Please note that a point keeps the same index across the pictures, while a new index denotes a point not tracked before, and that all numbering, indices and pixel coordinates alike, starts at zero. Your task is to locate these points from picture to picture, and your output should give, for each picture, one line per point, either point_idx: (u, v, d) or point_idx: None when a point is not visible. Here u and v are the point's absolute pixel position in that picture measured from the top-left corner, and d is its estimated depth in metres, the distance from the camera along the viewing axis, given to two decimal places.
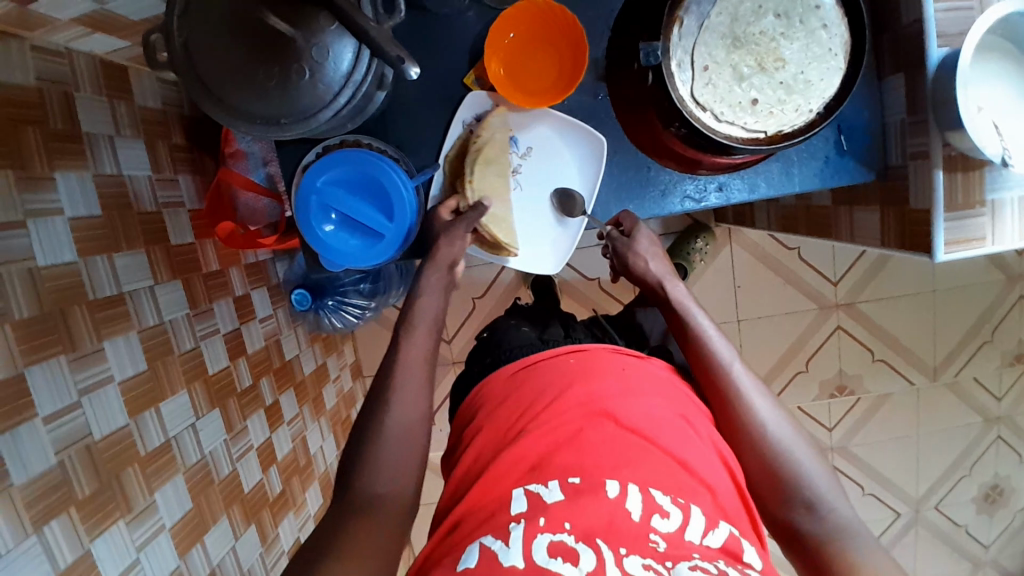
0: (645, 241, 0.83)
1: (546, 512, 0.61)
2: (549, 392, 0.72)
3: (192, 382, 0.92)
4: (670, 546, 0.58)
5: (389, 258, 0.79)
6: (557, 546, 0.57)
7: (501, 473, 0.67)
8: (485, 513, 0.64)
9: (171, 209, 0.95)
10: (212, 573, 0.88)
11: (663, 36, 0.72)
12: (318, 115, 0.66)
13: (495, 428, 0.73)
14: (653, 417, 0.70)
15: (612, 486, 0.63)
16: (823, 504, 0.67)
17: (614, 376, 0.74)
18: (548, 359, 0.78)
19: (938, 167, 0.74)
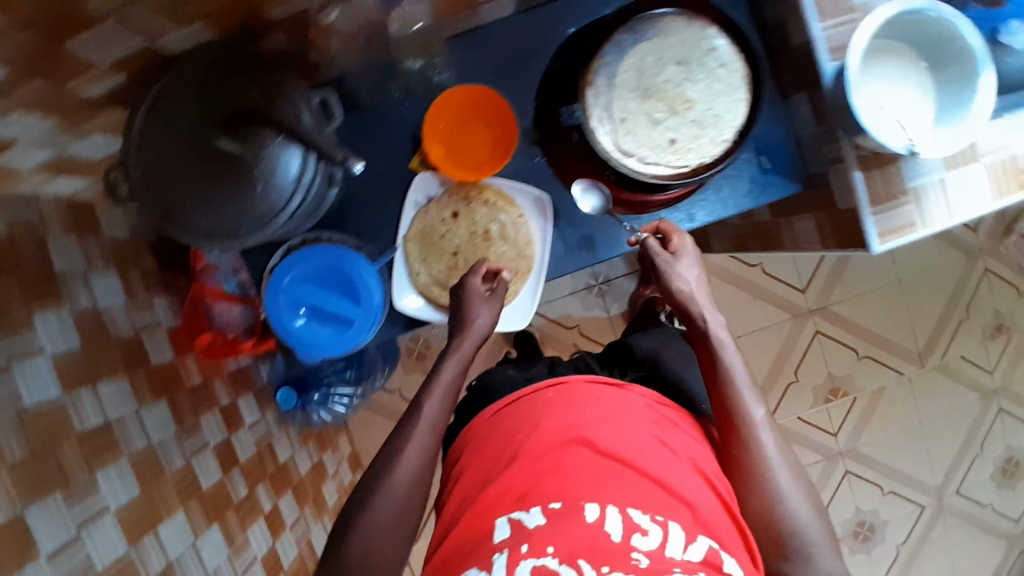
0: (686, 263, 0.82)
1: (529, 538, 0.66)
2: (533, 425, 0.76)
3: (187, 501, 0.91)
4: (653, 561, 0.63)
5: (362, 341, 0.81)
6: (540, 570, 0.62)
7: (490, 504, 0.71)
8: (472, 543, 0.69)
9: (148, 330, 0.97)
10: None
11: (580, 99, 0.79)
12: (272, 223, 0.70)
13: (480, 467, 0.77)
14: (631, 440, 0.73)
15: (591, 510, 0.67)
16: (813, 555, 0.70)
17: (592, 405, 0.77)
18: (528, 395, 0.81)
19: (855, 168, 0.80)
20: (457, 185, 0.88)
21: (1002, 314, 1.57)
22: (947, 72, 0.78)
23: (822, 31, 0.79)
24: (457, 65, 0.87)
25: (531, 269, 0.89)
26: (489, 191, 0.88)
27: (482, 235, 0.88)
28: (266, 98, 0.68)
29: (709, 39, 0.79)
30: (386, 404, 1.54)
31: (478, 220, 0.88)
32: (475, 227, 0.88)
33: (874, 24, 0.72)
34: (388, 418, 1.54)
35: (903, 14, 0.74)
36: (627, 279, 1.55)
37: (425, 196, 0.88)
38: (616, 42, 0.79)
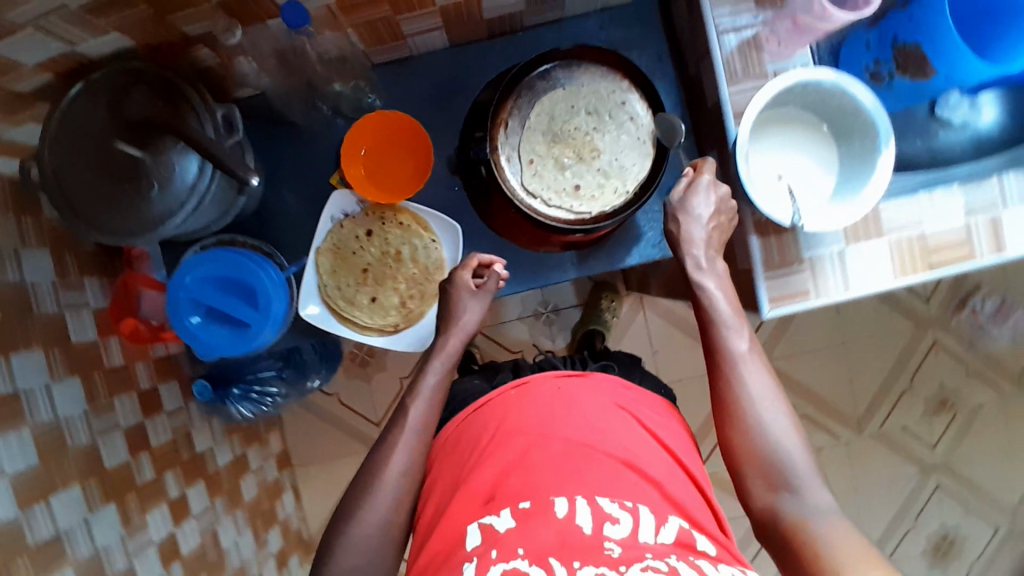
0: (702, 199, 0.80)
1: (499, 542, 0.63)
2: (491, 425, 0.76)
3: (87, 478, 0.96)
4: (625, 550, 0.62)
5: (259, 344, 0.84)
6: (512, 574, 0.59)
7: (456, 512, 0.69)
8: (443, 555, 0.67)
9: (73, 309, 1.01)
10: None
11: (490, 138, 0.82)
12: (166, 224, 0.73)
13: (445, 478, 0.75)
14: (593, 425, 0.74)
15: (560, 505, 0.65)
16: (801, 490, 0.69)
17: (551, 395, 0.77)
18: (492, 398, 0.80)
19: (751, 233, 0.82)
20: (374, 206, 0.90)
21: (947, 389, 1.55)
22: (851, 147, 0.78)
23: (730, 95, 0.82)
24: (385, 91, 0.91)
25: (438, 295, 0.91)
26: (405, 214, 0.90)
27: (393, 256, 0.90)
28: (175, 112, 0.72)
29: (622, 95, 0.82)
30: (324, 407, 1.56)
31: (388, 242, 0.90)
32: (388, 246, 0.90)
33: (768, 94, 0.73)
34: (324, 420, 1.57)
35: (798, 87, 0.75)
36: (574, 310, 1.56)
37: (342, 212, 0.89)
38: (531, 87, 0.82)
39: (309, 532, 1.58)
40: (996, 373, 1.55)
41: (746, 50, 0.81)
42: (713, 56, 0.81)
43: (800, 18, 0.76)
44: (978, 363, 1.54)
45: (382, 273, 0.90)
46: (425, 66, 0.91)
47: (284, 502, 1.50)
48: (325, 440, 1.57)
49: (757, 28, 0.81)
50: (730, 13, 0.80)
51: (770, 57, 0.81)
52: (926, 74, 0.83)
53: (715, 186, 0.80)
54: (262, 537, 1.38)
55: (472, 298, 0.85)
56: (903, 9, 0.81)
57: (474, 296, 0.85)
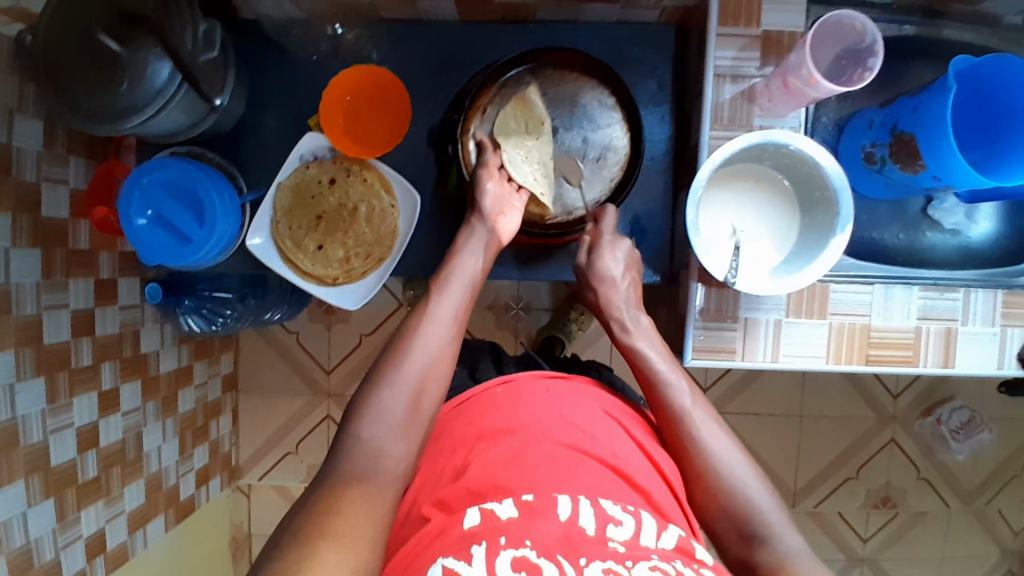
0: (619, 258, 0.82)
1: (502, 531, 0.57)
2: (480, 421, 0.72)
3: (23, 345, 1.00)
4: (630, 549, 0.57)
5: (197, 259, 0.86)
6: (520, 562, 0.53)
7: (451, 501, 0.63)
8: (435, 542, 0.60)
9: (52, 184, 1.05)
10: None
11: (464, 121, 0.84)
12: (126, 119, 0.74)
13: (431, 471, 0.69)
14: (588, 432, 0.70)
15: (563, 503, 0.60)
16: (768, 529, 0.67)
17: (538, 397, 0.75)
18: (476, 393, 0.77)
19: (695, 279, 0.80)
20: (343, 156, 0.90)
21: (893, 488, 1.52)
22: (812, 220, 0.77)
23: (710, 139, 0.81)
24: (386, 50, 0.92)
25: (383, 259, 0.91)
26: (372, 173, 0.91)
27: (349, 210, 0.91)
28: (164, 12, 0.74)
29: (604, 113, 0.84)
30: (281, 342, 1.59)
31: (349, 195, 0.91)
32: (347, 200, 0.91)
33: (743, 144, 0.72)
34: (278, 354, 1.59)
35: (766, 146, 0.74)
36: (543, 314, 1.56)
37: (312, 154, 0.90)
38: (518, 80, 0.84)
39: (237, 459, 1.61)
40: (946, 486, 1.52)
41: (738, 100, 0.81)
42: (705, 93, 0.81)
43: (789, 80, 0.75)
44: (930, 472, 1.51)
45: (332, 223, 0.91)
46: (430, 36, 0.92)
47: (219, 424, 1.53)
48: (275, 374, 1.60)
49: (756, 80, 0.80)
50: (734, 57, 0.81)
51: (760, 112, 0.81)
52: (916, 167, 0.80)
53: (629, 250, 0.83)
54: (188, 450, 1.41)
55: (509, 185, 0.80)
56: (912, 98, 0.80)
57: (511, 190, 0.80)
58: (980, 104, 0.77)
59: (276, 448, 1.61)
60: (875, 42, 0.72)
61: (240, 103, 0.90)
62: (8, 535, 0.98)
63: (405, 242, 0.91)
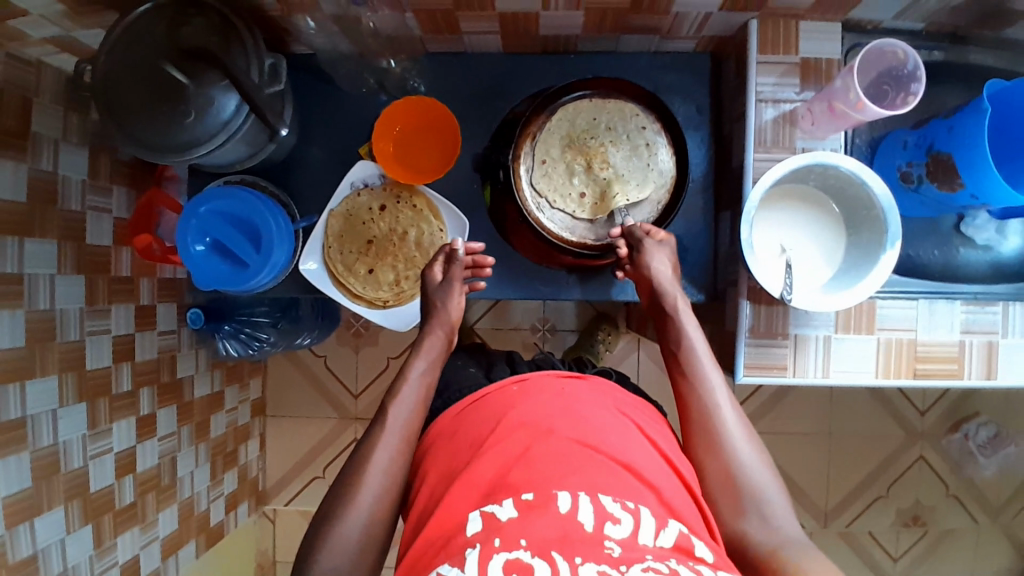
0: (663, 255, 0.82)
1: (499, 532, 0.60)
2: (490, 419, 0.73)
3: (66, 371, 1.01)
4: (625, 549, 0.57)
5: (255, 284, 0.87)
6: (513, 564, 0.56)
7: (456, 500, 0.66)
8: (442, 542, 0.63)
9: (96, 213, 1.07)
10: (32, 556, 0.96)
11: (516, 146, 0.85)
12: (193, 151, 0.77)
13: (443, 469, 0.72)
14: (598, 426, 0.71)
15: (563, 499, 0.61)
16: (771, 522, 0.68)
17: (551, 395, 0.75)
18: (490, 392, 0.78)
19: (744, 297, 0.82)
20: (393, 183, 0.93)
21: (923, 506, 1.51)
22: (859, 237, 0.79)
23: (754, 161, 0.84)
24: (432, 79, 0.95)
25: None
26: (420, 199, 0.93)
27: (399, 235, 0.93)
28: (226, 48, 0.76)
29: (650, 137, 0.85)
30: (308, 366, 1.59)
31: (400, 220, 0.93)
32: (397, 225, 0.93)
33: (787, 168, 0.75)
34: (304, 377, 1.60)
35: (812, 166, 0.76)
36: (570, 335, 1.57)
37: (362, 182, 0.93)
38: (565, 107, 0.85)
39: (265, 483, 1.60)
40: (975, 503, 1.51)
41: (780, 123, 0.85)
42: (749, 116, 0.84)
43: (835, 104, 0.78)
44: (959, 488, 1.51)
45: (385, 247, 0.93)
46: (474, 65, 0.95)
47: (248, 448, 1.53)
48: (302, 398, 1.60)
49: (796, 104, 0.84)
50: (774, 82, 0.85)
51: (802, 134, 0.85)
52: (953, 185, 0.83)
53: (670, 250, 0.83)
54: (219, 475, 1.40)
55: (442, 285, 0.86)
56: (946, 120, 0.82)
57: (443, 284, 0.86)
58: (1006, 127, 0.81)
59: (303, 472, 1.60)
60: (918, 67, 0.75)
61: (290, 131, 0.93)
62: (46, 562, 0.98)
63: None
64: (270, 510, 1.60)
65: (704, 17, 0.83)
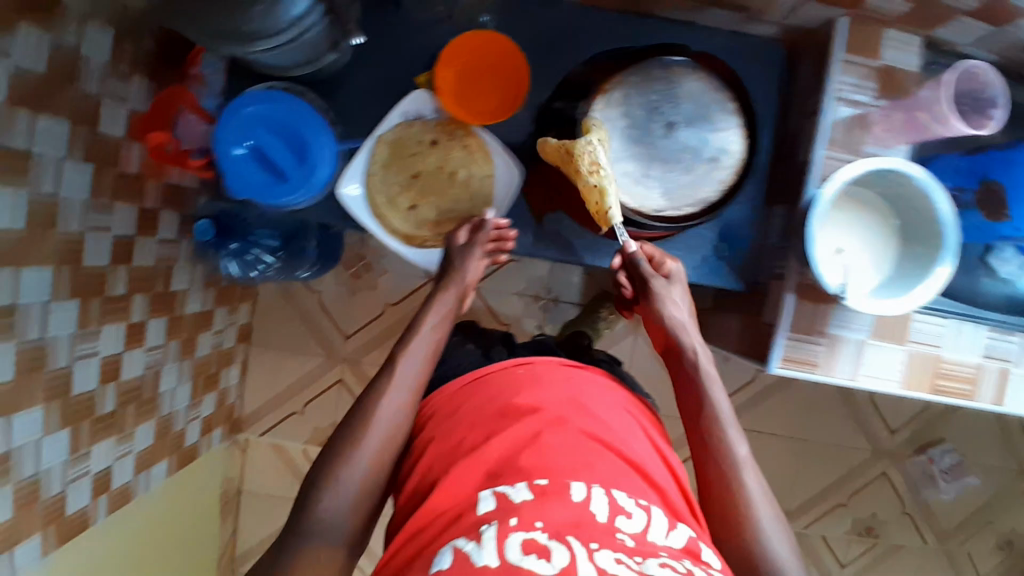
0: (677, 291, 0.83)
1: (515, 512, 0.62)
2: (501, 399, 0.76)
3: (62, 264, 0.94)
4: (638, 542, 0.61)
5: (288, 203, 0.82)
6: (530, 544, 0.58)
7: (465, 477, 0.69)
8: (452, 516, 0.66)
9: (112, 100, 0.98)
10: (6, 454, 0.87)
11: (588, 101, 0.81)
12: (253, 45, 0.71)
13: (445, 441, 0.76)
14: (607, 423, 0.74)
15: (577, 488, 0.64)
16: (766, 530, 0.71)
17: (560, 384, 0.78)
18: (494, 370, 0.82)
19: (790, 291, 0.83)
20: (449, 119, 0.89)
21: (878, 519, 1.58)
22: (911, 249, 0.80)
23: (824, 157, 0.83)
24: (506, 17, 0.90)
25: None
26: (474, 139, 0.89)
27: (446, 173, 0.89)
28: None
29: (724, 115, 0.81)
30: (301, 301, 1.53)
31: (449, 158, 0.89)
32: (445, 163, 0.89)
33: (869, 167, 0.75)
34: (294, 312, 1.54)
35: (881, 172, 0.77)
36: (571, 309, 1.56)
37: (415, 112, 0.88)
38: (645, 71, 0.81)
39: (240, 412, 1.55)
40: (924, 523, 1.60)
41: (852, 124, 0.84)
42: (824, 114, 0.83)
43: (917, 114, 0.81)
44: (913, 507, 1.58)
45: (432, 185, 0.89)
46: (550, 10, 0.90)
47: (228, 374, 1.47)
48: (289, 333, 1.54)
49: (872, 109, 0.84)
50: (854, 83, 0.84)
51: (873, 139, 0.85)
52: (1000, 216, 0.85)
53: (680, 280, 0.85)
54: (198, 397, 1.35)
55: (464, 250, 0.85)
56: (1006, 151, 0.83)
57: (466, 248, 0.85)
58: None
59: (279, 407, 1.55)
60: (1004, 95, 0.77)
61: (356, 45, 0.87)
62: (17, 464, 0.90)
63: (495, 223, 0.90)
64: (241, 438, 1.55)
65: (799, 5, 0.81)
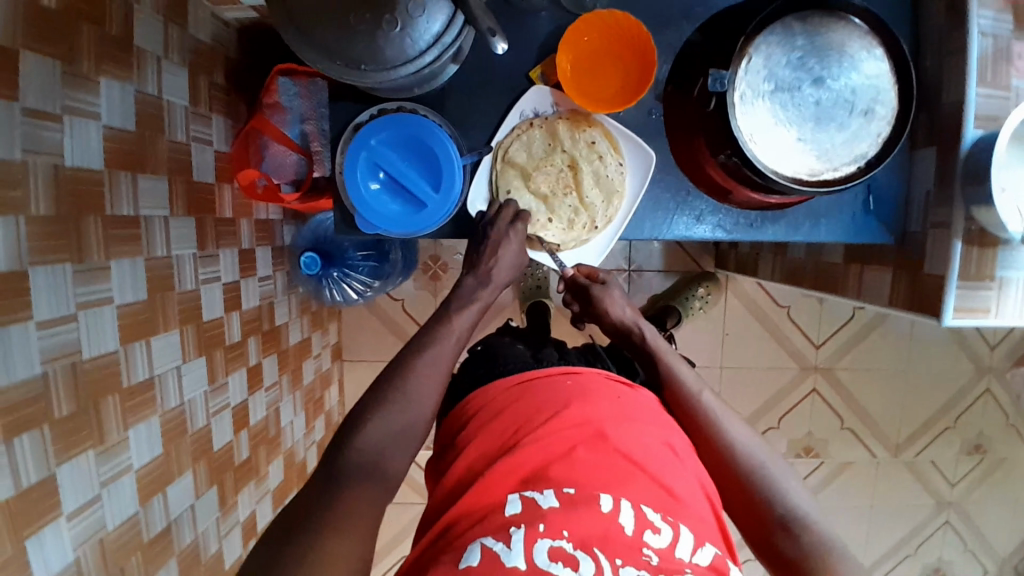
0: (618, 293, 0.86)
1: (542, 517, 0.62)
2: (548, 409, 0.74)
3: (186, 324, 0.90)
4: (662, 559, 0.59)
5: (427, 230, 0.79)
6: (557, 551, 0.58)
7: (497, 478, 0.67)
8: (479, 516, 0.65)
9: (199, 144, 0.93)
10: (167, 527, 0.87)
11: (733, 66, 0.75)
12: (396, 71, 0.65)
13: (487, 442, 0.74)
14: (647, 444, 0.71)
15: (606, 500, 0.63)
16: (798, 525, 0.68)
17: (609, 401, 0.75)
18: (541, 377, 0.80)
19: (958, 238, 0.79)
20: (569, 112, 0.84)
21: (984, 436, 1.58)
22: None
23: (977, 95, 0.79)
24: None
25: (611, 221, 0.86)
26: (597, 129, 0.84)
27: (567, 170, 0.85)
28: None
29: (874, 62, 0.77)
30: (387, 312, 1.51)
31: (574, 153, 0.84)
32: (568, 159, 0.84)
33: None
34: (382, 324, 1.52)
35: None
36: (657, 276, 1.49)
37: (533, 111, 0.84)
38: (787, 25, 0.76)
39: None
40: None
41: (1001, 56, 0.79)
42: (968, 52, 0.78)
43: None
44: (1018, 419, 1.58)
45: (558, 185, 0.85)
46: None
47: (330, 394, 1.46)
48: (379, 343, 1.53)
49: (1016, 39, 0.79)
50: (995, 16, 0.79)
51: (1017, 73, 0.79)
52: None
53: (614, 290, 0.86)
54: (311, 424, 1.34)
55: (509, 230, 0.80)
56: None
57: (510, 229, 0.80)
58: None
59: None
60: None
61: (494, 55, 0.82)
62: (179, 532, 0.89)
63: (625, 221, 0.86)
64: None
65: None
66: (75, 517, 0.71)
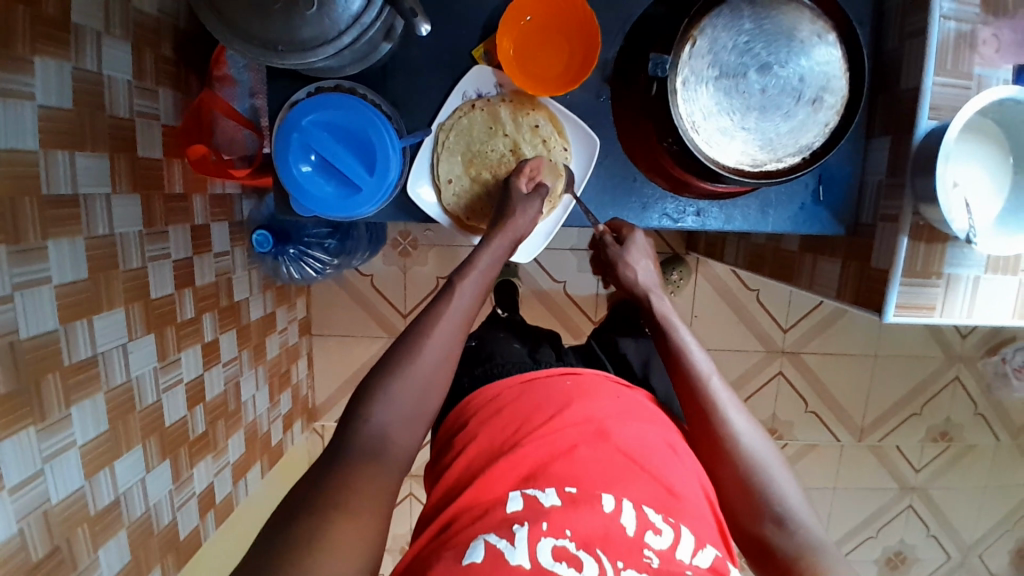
0: (637, 252, 0.82)
1: (545, 515, 0.59)
2: (547, 408, 0.70)
3: (132, 302, 0.90)
4: (663, 561, 0.57)
5: (362, 213, 0.79)
6: (560, 550, 0.56)
7: (496, 476, 0.64)
8: (480, 512, 0.61)
9: (144, 120, 0.92)
10: (117, 500, 0.89)
11: (675, 50, 0.73)
12: (317, 51, 0.62)
13: (484, 443, 0.69)
14: (648, 443, 0.68)
15: (608, 500, 0.61)
16: (792, 519, 0.66)
17: (610, 400, 0.72)
18: (545, 377, 0.76)
19: (905, 233, 0.78)
20: (512, 93, 0.82)
21: (952, 423, 1.58)
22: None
23: (933, 84, 0.76)
24: None
25: (556, 206, 0.85)
26: (542, 112, 0.82)
27: (510, 153, 0.83)
28: None
29: (824, 48, 0.74)
30: (355, 287, 1.51)
31: (518, 136, 0.83)
32: (513, 142, 0.83)
33: (987, 100, 0.71)
34: (349, 298, 1.52)
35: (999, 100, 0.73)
36: None
37: (476, 92, 0.82)
38: (735, 8, 0.73)
39: (314, 401, 1.57)
40: (998, 421, 1.59)
41: (961, 42, 0.76)
42: (927, 38, 0.75)
43: None
44: (986, 407, 1.58)
45: (503, 168, 0.83)
46: None
47: (298, 367, 1.48)
48: (347, 318, 1.53)
49: (976, 26, 0.76)
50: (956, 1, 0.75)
51: (980, 60, 0.77)
52: None
53: (646, 241, 0.83)
54: (275, 397, 1.36)
55: (527, 199, 0.78)
56: None
57: (529, 198, 0.78)
58: None
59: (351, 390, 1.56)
60: None
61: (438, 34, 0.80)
62: (129, 504, 0.91)
63: (570, 204, 0.85)
64: (320, 424, 1.57)
65: None
66: (18, 491, 0.72)
